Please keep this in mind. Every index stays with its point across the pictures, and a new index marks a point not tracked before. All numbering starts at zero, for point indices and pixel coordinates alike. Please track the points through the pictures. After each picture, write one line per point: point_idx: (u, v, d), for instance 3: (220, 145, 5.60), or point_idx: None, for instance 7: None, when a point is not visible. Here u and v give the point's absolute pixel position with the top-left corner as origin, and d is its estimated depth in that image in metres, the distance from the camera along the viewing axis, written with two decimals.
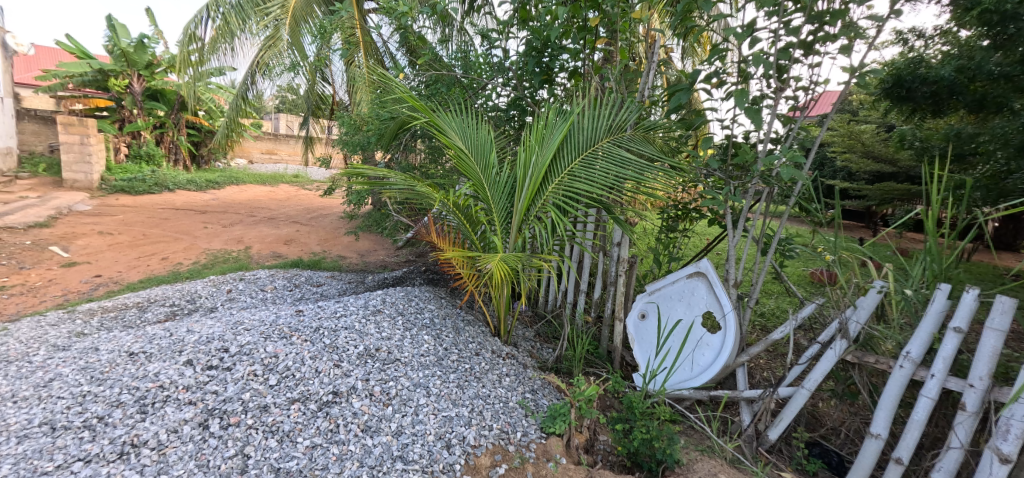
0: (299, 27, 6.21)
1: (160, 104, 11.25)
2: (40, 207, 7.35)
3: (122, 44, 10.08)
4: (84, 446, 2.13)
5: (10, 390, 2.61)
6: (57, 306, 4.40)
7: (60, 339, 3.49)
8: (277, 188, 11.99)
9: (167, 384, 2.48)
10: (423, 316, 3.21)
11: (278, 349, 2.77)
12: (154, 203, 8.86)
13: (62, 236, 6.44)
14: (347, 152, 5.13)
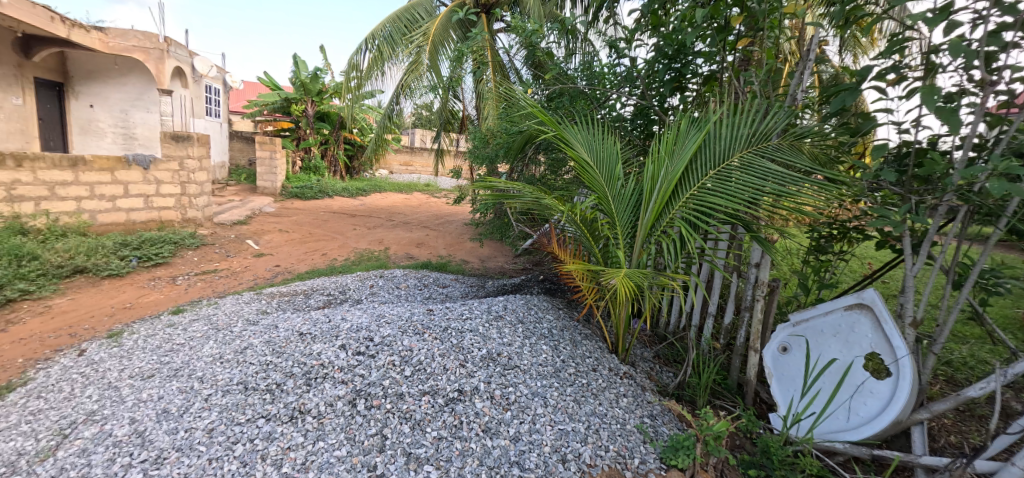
0: (438, 52, 6.71)
1: (326, 124, 13.06)
2: (242, 208, 8.82)
3: (300, 76, 12.16)
4: (266, 406, 2.60)
5: (219, 352, 3.30)
6: (248, 288, 5.27)
7: (251, 313, 4.21)
8: (413, 196, 13.03)
9: (327, 363, 2.87)
10: (541, 326, 3.19)
11: (412, 343, 2.98)
12: (317, 207, 10.20)
13: (255, 231, 7.65)
14: (476, 164, 5.36)
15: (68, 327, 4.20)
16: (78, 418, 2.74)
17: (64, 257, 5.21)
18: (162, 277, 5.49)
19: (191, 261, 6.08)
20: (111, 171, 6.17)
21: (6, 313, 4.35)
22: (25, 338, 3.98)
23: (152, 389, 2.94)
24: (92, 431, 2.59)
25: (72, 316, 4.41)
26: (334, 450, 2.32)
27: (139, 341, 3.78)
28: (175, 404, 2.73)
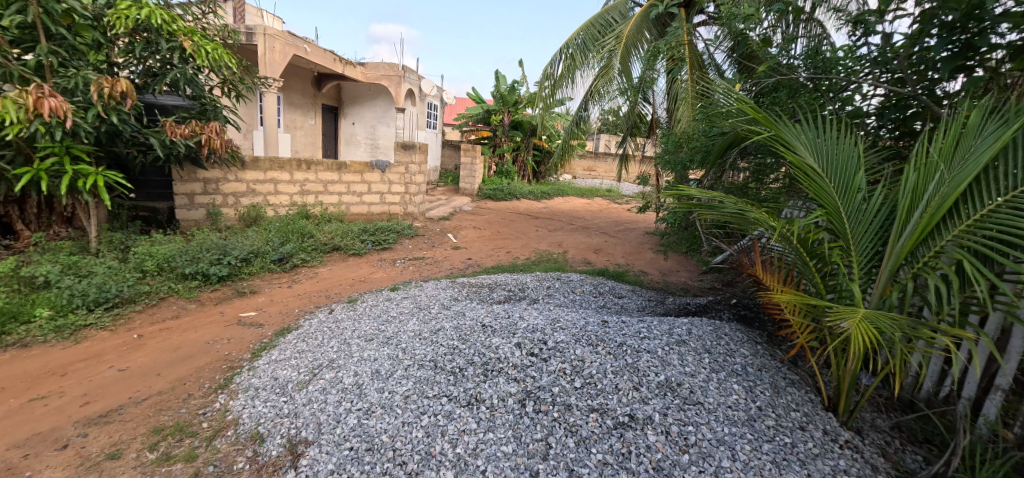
0: (630, 53, 6.41)
1: (518, 132, 13.85)
2: (448, 206, 9.93)
3: (501, 90, 13.22)
4: (449, 386, 2.78)
5: (419, 330, 3.67)
6: (445, 275, 5.83)
7: (446, 299, 4.59)
8: (594, 201, 12.95)
9: (503, 358, 2.91)
10: (734, 361, 2.69)
11: (584, 354, 2.83)
12: (506, 208, 10.85)
13: (456, 227, 8.46)
14: (664, 171, 4.94)
15: (326, 290, 5.20)
16: (321, 363, 3.36)
17: (327, 237, 6.40)
18: (387, 259, 6.41)
19: (407, 248, 6.96)
20: (362, 173, 7.47)
21: (292, 274, 5.55)
22: (299, 294, 5.04)
23: (370, 350, 3.44)
24: (330, 375, 3.16)
25: (329, 282, 5.43)
26: (500, 444, 2.33)
27: (371, 307, 4.46)
28: (384, 367, 3.13)
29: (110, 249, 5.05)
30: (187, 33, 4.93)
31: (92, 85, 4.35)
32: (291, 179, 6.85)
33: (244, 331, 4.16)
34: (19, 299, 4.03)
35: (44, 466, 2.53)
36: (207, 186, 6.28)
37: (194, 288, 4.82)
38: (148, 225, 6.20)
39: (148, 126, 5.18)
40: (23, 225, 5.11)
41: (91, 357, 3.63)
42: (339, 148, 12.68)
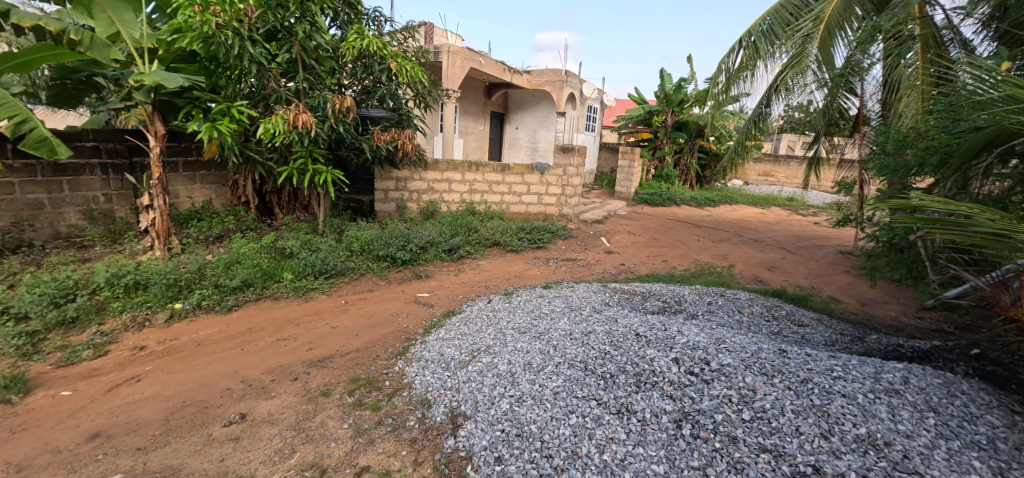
0: (835, 36, 5.28)
1: (682, 134, 12.97)
2: (601, 209, 9.75)
3: (665, 89, 12.40)
4: (600, 391, 2.69)
5: (569, 330, 3.63)
6: (597, 278, 5.72)
7: (597, 302, 4.46)
8: (770, 210, 11.47)
9: (658, 372, 2.71)
10: (969, 430, 2.12)
11: (757, 383, 2.49)
12: (664, 215, 10.23)
13: (608, 231, 8.26)
14: (879, 176, 4.09)
15: (485, 281, 5.49)
16: (480, 347, 3.55)
17: (490, 232, 6.76)
18: (541, 257, 6.55)
19: (560, 248, 7.01)
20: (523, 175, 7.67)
21: (458, 264, 6.01)
22: (464, 282, 5.41)
23: (523, 342, 3.51)
24: (486, 359, 3.31)
25: (488, 274, 5.74)
26: (652, 462, 2.19)
27: (527, 302, 4.56)
28: (536, 360, 3.17)
29: (331, 231, 6.01)
30: (394, 56, 5.44)
31: (328, 102, 5.10)
32: (462, 178, 7.41)
33: (419, 309, 4.63)
34: (275, 263, 5.04)
35: (283, 390, 3.23)
36: (398, 183, 7.19)
37: (385, 267, 5.52)
38: (356, 214, 7.32)
39: (362, 134, 6.05)
40: (280, 211, 6.29)
41: (311, 313, 4.42)
42: (502, 152, 13.47)
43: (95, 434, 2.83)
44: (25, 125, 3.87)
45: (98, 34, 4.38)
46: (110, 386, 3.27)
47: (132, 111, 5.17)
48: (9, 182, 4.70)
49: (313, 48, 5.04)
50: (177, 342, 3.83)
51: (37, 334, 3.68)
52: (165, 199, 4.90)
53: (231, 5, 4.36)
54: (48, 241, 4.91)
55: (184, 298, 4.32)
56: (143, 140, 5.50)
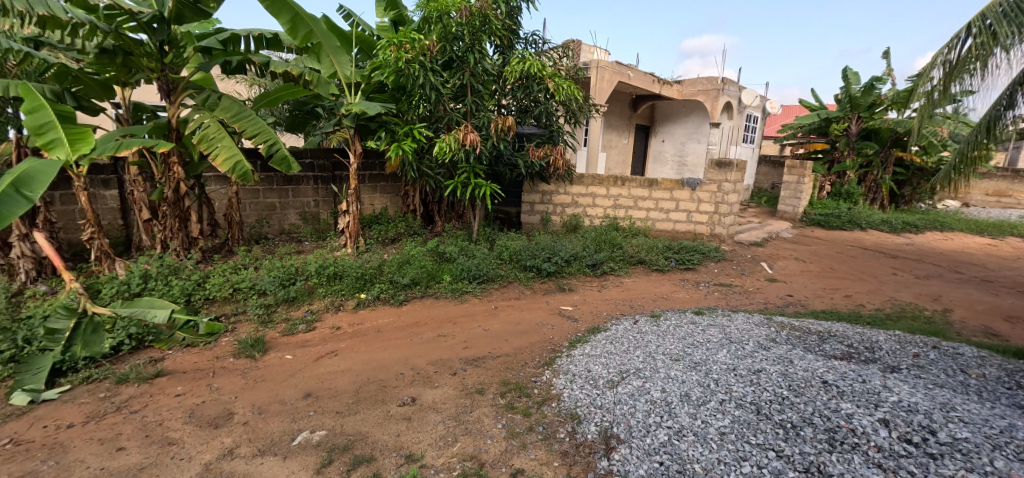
0: None
1: (872, 143, 10.73)
2: (758, 229, 8.59)
3: (851, 91, 10.36)
4: (779, 441, 2.47)
5: (733, 364, 3.35)
6: (759, 309, 4.99)
7: (762, 337, 3.98)
8: (1007, 242, 9.05)
9: (860, 433, 2.43)
10: None
11: (1012, 470, 2.11)
12: (844, 240, 8.68)
13: (770, 255, 7.20)
14: None
15: (630, 300, 5.23)
16: (629, 369, 3.47)
17: (635, 249, 6.38)
18: (690, 280, 5.98)
19: (712, 271, 6.28)
20: (671, 191, 7.10)
21: (601, 280, 5.81)
22: (607, 299, 5.24)
23: (678, 371, 3.35)
24: (638, 383, 3.23)
25: (633, 294, 5.45)
26: None
27: (674, 327, 4.30)
28: (694, 393, 3.00)
29: (485, 239, 6.26)
30: (551, 75, 5.31)
31: (492, 122, 5.20)
32: (607, 193, 7.25)
33: (563, 322, 4.66)
34: (435, 266, 5.47)
35: (444, 382, 3.57)
36: (544, 197, 7.36)
37: (532, 278, 5.59)
38: (503, 224, 7.80)
39: (520, 151, 6.00)
40: (439, 219, 6.71)
41: (467, 314, 4.77)
42: (646, 166, 12.94)
43: (307, 395, 3.46)
44: (274, 147, 4.50)
45: (322, 74, 4.95)
46: (315, 357, 3.96)
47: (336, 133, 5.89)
48: (257, 190, 5.87)
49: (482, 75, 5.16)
50: (364, 326, 4.47)
51: (271, 307, 4.57)
52: (357, 206, 5.59)
53: (418, 42, 4.79)
54: (276, 235, 6.07)
55: (368, 290, 4.96)
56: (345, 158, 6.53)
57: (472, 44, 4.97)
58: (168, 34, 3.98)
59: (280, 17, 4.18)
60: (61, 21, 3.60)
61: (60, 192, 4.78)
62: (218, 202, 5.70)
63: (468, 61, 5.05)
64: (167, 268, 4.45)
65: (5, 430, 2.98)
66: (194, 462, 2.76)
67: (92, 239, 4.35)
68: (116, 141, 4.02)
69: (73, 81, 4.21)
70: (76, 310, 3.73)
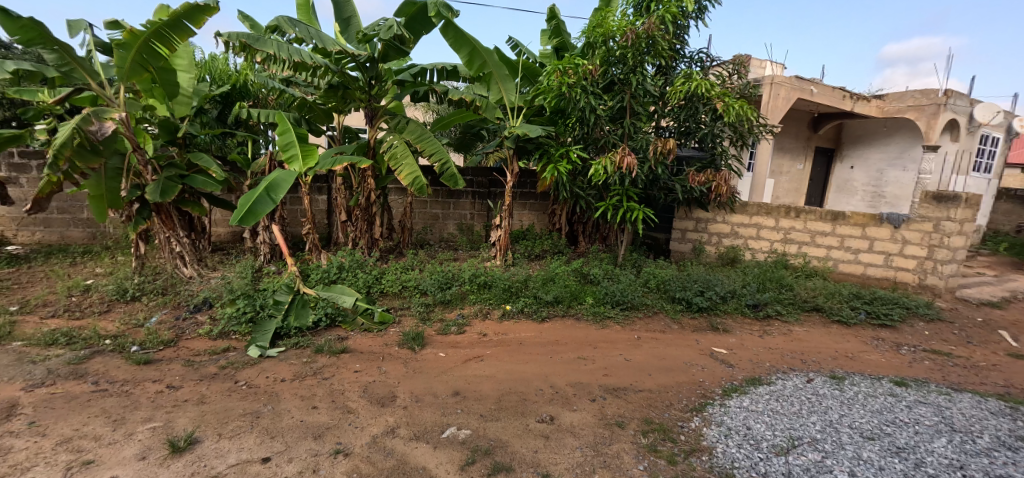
0: None
1: None
2: (996, 286, 6.56)
3: None
4: None
5: (960, 461, 2.70)
6: (997, 394, 3.68)
7: (1003, 433, 3.05)
8: None
9: None
10: None
11: None
12: None
13: (1014, 322, 5.30)
14: None
15: (803, 353, 4.44)
16: (803, 437, 3.00)
17: (809, 292, 5.28)
18: (887, 341, 4.65)
19: (919, 334, 4.79)
20: (863, 227, 5.60)
21: (764, 325, 4.96)
22: (772, 348, 4.53)
23: (872, 453, 2.80)
24: (815, 457, 2.78)
25: (804, 346, 4.56)
26: None
27: (864, 397, 3.55)
28: None
29: (630, 266, 5.84)
30: (721, 95, 4.94)
31: (650, 144, 5.10)
32: (776, 225, 5.96)
33: (717, 366, 4.21)
34: (578, 287, 5.38)
35: (583, 407, 3.51)
36: (699, 225, 6.27)
37: (679, 311, 5.13)
38: (652, 252, 6.73)
39: (678, 175, 5.53)
40: (584, 240, 6.37)
41: (608, 341, 4.64)
42: (827, 196, 11.03)
43: (456, 393, 3.72)
44: (446, 166, 4.94)
45: (491, 99, 5.14)
46: (463, 359, 4.25)
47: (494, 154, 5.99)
48: (425, 201, 6.47)
49: (642, 96, 5.09)
50: (508, 337, 4.67)
51: (430, 306, 5.01)
52: (509, 221, 5.60)
53: (581, 67, 4.90)
54: (437, 242, 6.49)
55: (513, 302, 5.14)
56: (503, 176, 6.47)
57: (633, 67, 4.96)
58: (377, 71, 4.64)
59: (461, 51, 4.74)
60: (308, 65, 4.39)
61: (292, 195, 5.98)
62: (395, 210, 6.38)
63: (629, 83, 5.05)
64: (354, 263, 5.15)
65: (243, 374, 3.81)
66: (364, 432, 3.18)
67: (308, 236, 5.20)
68: (331, 156, 4.80)
69: (306, 110, 4.88)
70: (295, 288, 4.60)
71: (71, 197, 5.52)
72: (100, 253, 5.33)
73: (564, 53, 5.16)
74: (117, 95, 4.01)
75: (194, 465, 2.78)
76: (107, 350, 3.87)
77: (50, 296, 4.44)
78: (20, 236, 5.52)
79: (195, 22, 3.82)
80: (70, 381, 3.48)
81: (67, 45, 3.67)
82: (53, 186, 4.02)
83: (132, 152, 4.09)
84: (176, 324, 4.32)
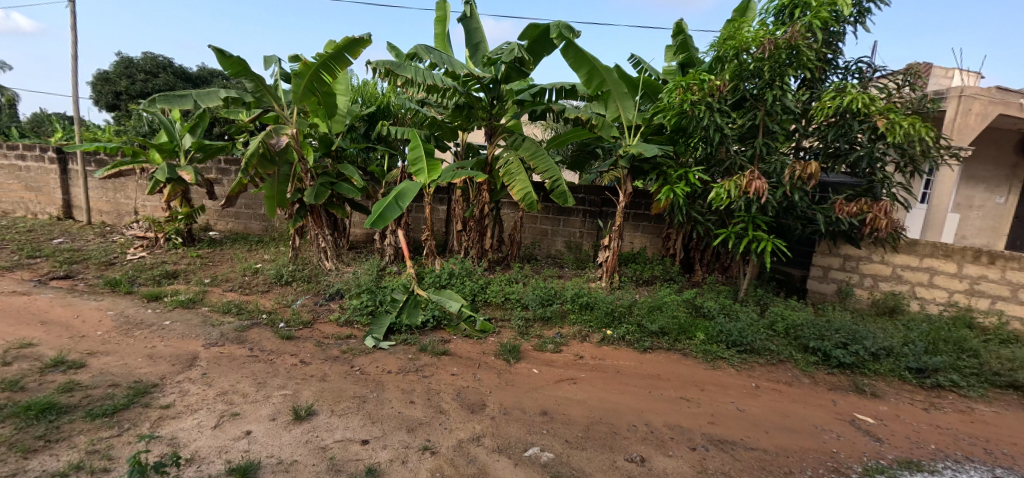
0: None
1: None
2: None
3: None
4: None
5: None
6: None
7: None
8: None
9: None
10: None
11: None
12: None
13: None
14: None
15: (988, 439, 3.41)
16: None
17: (1004, 364, 4.10)
18: None
19: None
20: None
21: (931, 396, 3.95)
22: (940, 426, 3.58)
23: None
24: None
25: (990, 431, 3.51)
26: None
27: None
28: None
29: (754, 302, 5.19)
30: (886, 112, 4.25)
31: (786, 168, 4.58)
32: (955, 271, 4.81)
33: (857, 435, 3.46)
34: (690, 320, 4.94)
35: (678, 454, 3.18)
36: (848, 263, 5.24)
37: (813, 364, 4.37)
38: (783, 289, 5.80)
39: (821, 204, 4.93)
40: (700, 268, 5.92)
41: (718, 384, 4.13)
42: None
43: (544, 412, 3.65)
44: (557, 183, 5.01)
45: (608, 118, 5.13)
46: (556, 379, 4.16)
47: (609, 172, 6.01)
48: (535, 216, 6.57)
49: (780, 114, 4.64)
50: (605, 363, 4.45)
51: (529, 321, 5.05)
52: (619, 242, 5.49)
53: (708, 83, 4.67)
54: (543, 258, 6.55)
55: (614, 327, 4.92)
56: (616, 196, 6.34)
57: (772, 81, 4.53)
58: (499, 92, 4.95)
59: (580, 69, 4.75)
60: (439, 88, 4.79)
61: (417, 204, 6.64)
62: (506, 223, 6.61)
63: (764, 100, 4.66)
64: (464, 270, 5.48)
65: (358, 360, 4.28)
66: (452, 435, 3.29)
67: (427, 242, 5.73)
68: (452, 171, 5.15)
69: (436, 128, 5.40)
70: (409, 288, 5.01)
71: (255, 196, 6.83)
72: (268, 243, 6.54)
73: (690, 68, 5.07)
74: (292, 114, 4.83)
75: (308, 434, 3.17)
76: (262, 323, 4.68)
77: (231, 274, 5.57)
78: (219, 224, 7.00)
79: (353, 53, 4.43)
80: (233, 345, 4.27)
81: (262, 76, 4.52)
82: (243, 185, 5.09)
83: (298, 162, 4.94)
84: (314, 308, 5.06)
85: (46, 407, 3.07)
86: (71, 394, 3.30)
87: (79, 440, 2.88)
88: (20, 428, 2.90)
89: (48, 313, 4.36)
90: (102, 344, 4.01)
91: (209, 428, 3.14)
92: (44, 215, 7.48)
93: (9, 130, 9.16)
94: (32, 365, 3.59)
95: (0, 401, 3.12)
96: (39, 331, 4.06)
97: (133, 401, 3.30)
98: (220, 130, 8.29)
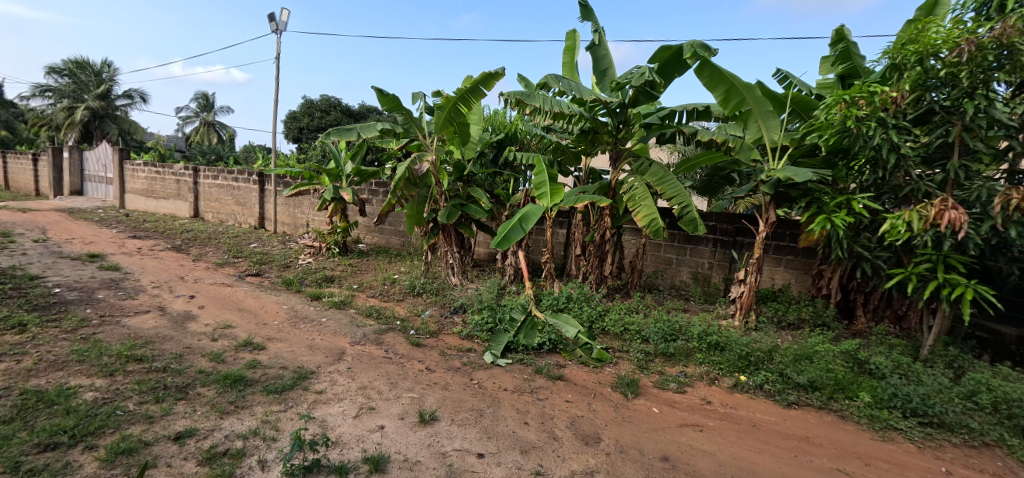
0: None
1: None
2: None
3: None
4: None
5: None
6: None
7: None
8: None
9: None
10: None
11: None
12: None
13: None
14: None
15: None
16: None
17: None
18: None
19: None
20: None
21: None
22: None
23: None
24: None
25: None
26: None
27: None
28: None
29: (943, 365, 4.14)
30: None
31: (997, 196, 3.49)
32: None
33: None
34: (850, 376, 4.11)
35: None
36: None
37: None
38: (985, 352, 4.51)
39: None
40: (862, 311, 5.03)
41: (894, 463, 3.25)
42: None
43: (664, 458, 3.24)
44: (686, 209, 4.70)
45: (747, 140, 4.78)
46: (679, 423, 3.70)
47: (747, 198, 5.51)
48: (659, 244, 6.23)
49: (985, 128, 3.70)
50: (737, 412, 3.88)
51: (649, 355, 4.76)
52: (757, 278, 4.99)
53: (879, 96, 4.01)
54: (666, 288, 6.17)
55: (749, 373, 4.32)
56: (754, 225, 5.71)
57: (972, 88, 3.67)
58: (626, 116, 4.92)
59: (716, 89, 4.42)
60: (566, 115, 4.86)
61: (540, 227, 6.84)
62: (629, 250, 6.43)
63: (961, 112, 3.78)
64: (582, 295, 5.47)
65: (477, 374, 4.38)
66: (566, 464, 3.11)
67: (547, 265, 5.86)
68: (575, 195, 5.20)
69: (561, 153, 5.58)
70: (528, 309, 5.13)
71: (399, 215, 7.73)
72: (404, 257, 7.37)
73: (853, 79, 4.66)
74: (432, 143, 5.53)
75: (431, 438, 3.30)
76: (396, 328, 5.20)
77: (374, 282, 6.40)
78: (367, 238, 8.10)
79: (487, 86, 4.77)
80: (372, 345, 4.79)
81: (409, 111, 5.23)
82: (391, 205, 5.88)
83: (434, 185, 5.55)
84: (440, 320, 5.47)
85: (237, 379, 3.80)
86: (254, 370, 4.04)
87: (258, 409, 3.47)
88: (220, 392, 3.62)
89: (244, 302, 5.51)
90: (277, 332, 4.89)
91: (351, 417, 3.49)
92: (247, 225, 9.47)
93: (231, 160, 11.77)
94: (230, 343, 4.52)
95: (209, 369, 3.96)
96: (237, 316, 5.13)
97: (297, 383, 3.89)
98: (372, 157, 9.72)
